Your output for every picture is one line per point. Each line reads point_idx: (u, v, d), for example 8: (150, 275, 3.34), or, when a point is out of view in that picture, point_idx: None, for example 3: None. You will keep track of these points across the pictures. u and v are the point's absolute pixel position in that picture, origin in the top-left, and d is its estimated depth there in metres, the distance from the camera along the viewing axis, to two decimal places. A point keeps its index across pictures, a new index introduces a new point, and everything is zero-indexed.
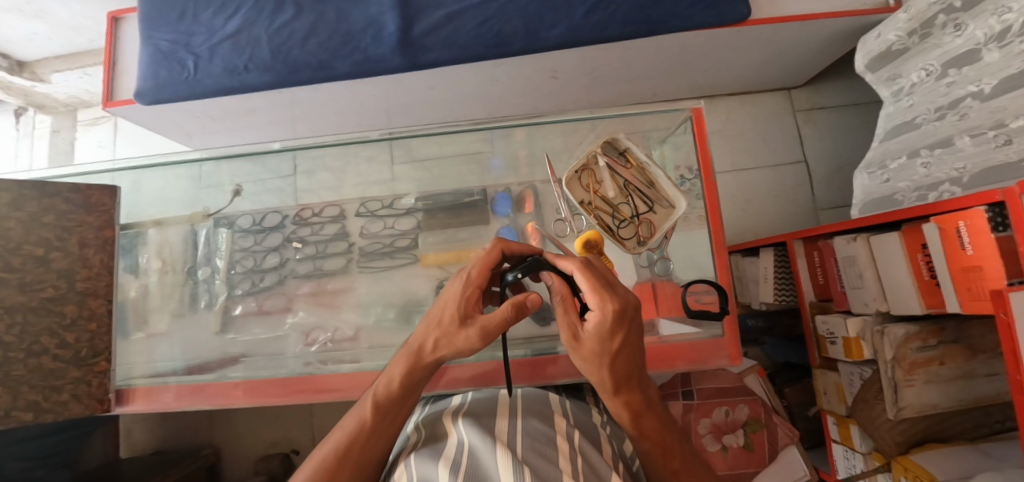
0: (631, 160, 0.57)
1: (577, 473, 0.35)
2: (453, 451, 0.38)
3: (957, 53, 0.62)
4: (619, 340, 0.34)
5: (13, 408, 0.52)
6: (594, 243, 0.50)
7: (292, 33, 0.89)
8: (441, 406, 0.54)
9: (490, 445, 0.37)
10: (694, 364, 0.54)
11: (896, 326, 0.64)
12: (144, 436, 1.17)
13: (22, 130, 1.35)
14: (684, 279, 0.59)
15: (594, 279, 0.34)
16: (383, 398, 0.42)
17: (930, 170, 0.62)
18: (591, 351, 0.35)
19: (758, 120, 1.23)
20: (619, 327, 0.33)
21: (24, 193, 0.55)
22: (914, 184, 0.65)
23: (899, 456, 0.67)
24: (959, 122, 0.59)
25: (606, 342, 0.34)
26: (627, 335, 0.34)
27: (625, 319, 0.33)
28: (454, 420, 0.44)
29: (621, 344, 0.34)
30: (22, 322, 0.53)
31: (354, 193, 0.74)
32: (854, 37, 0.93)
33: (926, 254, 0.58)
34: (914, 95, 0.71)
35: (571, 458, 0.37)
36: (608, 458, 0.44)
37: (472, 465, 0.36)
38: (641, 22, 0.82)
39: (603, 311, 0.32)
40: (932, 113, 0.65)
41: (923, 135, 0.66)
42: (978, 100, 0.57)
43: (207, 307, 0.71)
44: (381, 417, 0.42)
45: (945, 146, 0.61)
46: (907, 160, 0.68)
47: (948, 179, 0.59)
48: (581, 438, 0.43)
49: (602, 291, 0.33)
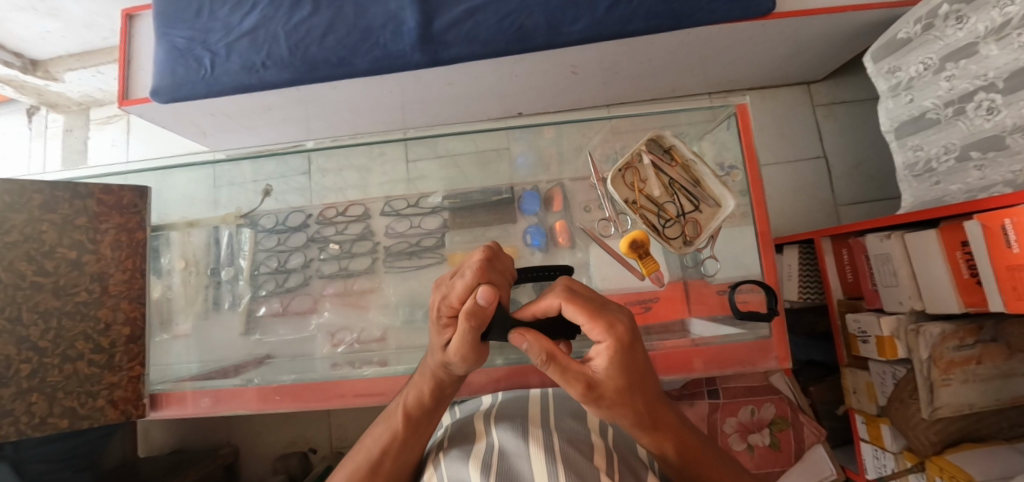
0: (675, 158, 0.55)
1: (612, 472, 0.34)
2: (484, 452, 0.37)
3: (955, 48, 0.62)
4: (637, 359, 0.26)
5: (49, 414, 0.53)
6: (640, 243, 0.49)
7: (310, 29, 0.87)
8: (469, 408, 0.53)
9: (527, 445, 0.36)
10: (743, 367, 0.55)
11: (931, 324, 0.62)
12: (161, 436, 1.17)
13: (35, 130, 1.35)
14: (727, 280, 0.59)
15: (588, 305, 0.25)
16: (413, 410, 0.41)
17: (985, 172, 0.61)
18: (612, 389, 0.27)
19: (777, 114, 1.22)
20: (633, 348, 0.25)
21: (56, 194, 0.54)
22: (966, 186, 0.64)
23: (934, 456, 0.66)
24: (991, 118, 0.58)
25: (625, 373, 0.26)
26: (643, 351, 0.27)
27: (634, 336, 0.26)
28: (486, 422, 0.43)
29: (640, 363, 0.27)
30: (57, 327, 0.54)
31: (379, 192, 0.73)
32: (881, 30, 0.91)
33: (966, 252, 0.56)
34: (917, 92, 0.71)
35: (606, 455, 0.37)
36: (644, 455, 0.43)
37: (508, 470, 0.34)
38: (666, 15, 0.80)
39: (611, 338, 0.24)
40: (944, 108, 0.65)
41: (961, 132, 0.63)
42: (995, 94, 0.57)
43: (230, 308, 0.71)
44: (413, 426, 0.41)
45: (1000, 149, 0.57)
46: (956, 161, 0.65)
47: (1002, 181, 0.57)
48: (616, 438, 0.42)
49: (599, 314, 0.25)
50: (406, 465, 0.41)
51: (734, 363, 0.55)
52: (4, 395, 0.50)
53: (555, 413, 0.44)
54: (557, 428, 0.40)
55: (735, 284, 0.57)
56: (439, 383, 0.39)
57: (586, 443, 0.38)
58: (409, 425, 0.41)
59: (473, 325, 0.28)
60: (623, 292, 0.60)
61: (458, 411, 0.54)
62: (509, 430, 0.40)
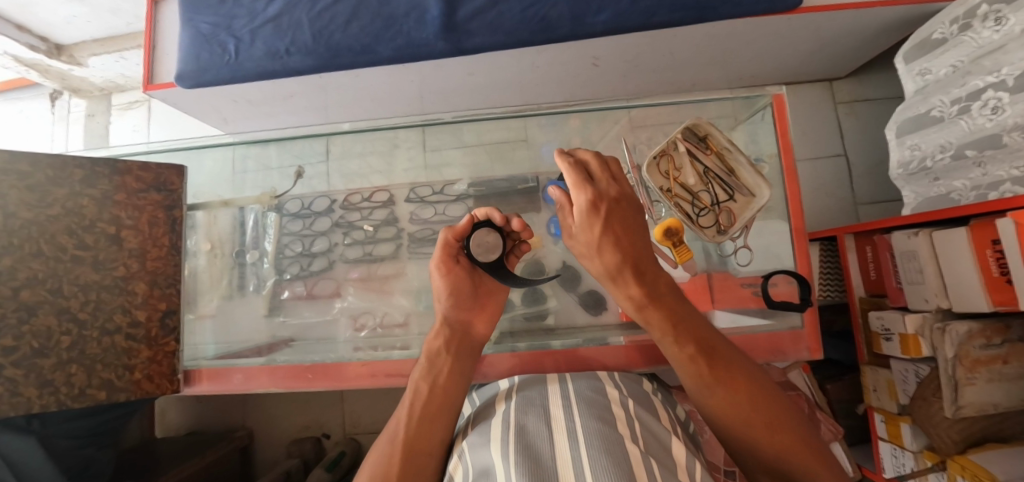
0: (711, 147, 0.57)
1: (637, 439, 0.35)
2: (499, 432, 0.37)
3: (982, 49, 0.60)
4: (599, 221, 0.41)
5: (88, 386, 0.54)
6: (674, 231, 0.52)
7: (333, 17, 0.87)
8: (483, 392, 0.51)
9: (549, 427, 0.37)
10: (773, 356, 0.54)
11: (958, 322, 0.62)
12: (177, 417, 1.19)
13: (57, 115, 1.37)
14: (761, 270, 0.59)
15: (578, 174, 0.42)
16: (418, 381, 0.47)
17: (987, 169, 0.61)
18: (583, 239, 0.43)
19: (798, 111, 1.21)
20: (595, 209, 0.41)
21: (96, 170, 0.56)
22: (971, 182, 0.64)
23: (956, 455, 0.66)
24: (996, 117, 0.57)
25: (587, 227, 0.42)
26: (607, 216, 0.41)
27: (596, 201, 0.41)
28: (507, 401, 0.43)
29: (604, 226, 0.41)
30: (96, 300, 0.55)
31: (404, 178, 0.73)
32: (908, 27, 0.89)
33: (998, 250, 0.55)
34: (932, 91, 0.70)
35: (630, 424, 0.37)
36: (667, 423, 0.42)
37: (523, 443, 0.35)
38: (691, 8, 0.79)
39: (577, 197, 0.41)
40: (950, 106, 0.65)
41: (958, 131, 0.64)
42: (1004, 92, 0.56)
43: (255, 291, 0.71)
44: (419, 400, 0.46)
45: (995, 146, 0.59)
46: (952, 159, 0.66)
47: (1009, 179, 0.57)
48: (636, 405, 0.42)
49: (577, 182, 0.42)
50: (423, 439, 0.43)
51: (763, 354, 0.54)
52: (44, 365, 0.51)
53: (570, 384, 0.44)
54: (575, 395, 0.41)
55: (767, 276, 0.56)
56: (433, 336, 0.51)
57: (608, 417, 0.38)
58: (415, 396, 0.46)
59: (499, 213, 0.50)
60: None
61: (477, 397, 0.51)
62: (535, 404, 0.40)
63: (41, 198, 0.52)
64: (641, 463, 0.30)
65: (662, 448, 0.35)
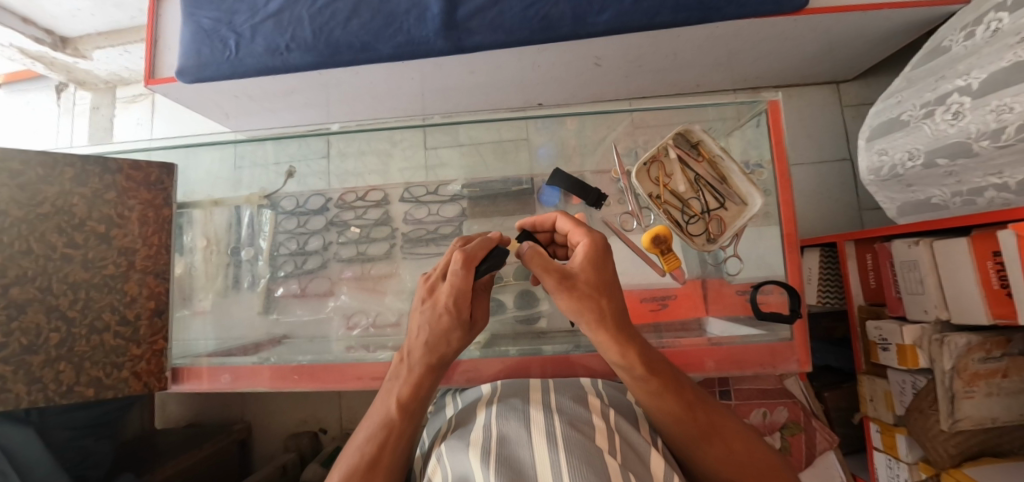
0: (703, 154, 0.58)
1: (615, 452, 0.34)
2: (481, 438, 0.37)
3: (965, 56, 0.59)
4: (611, 270, 0.39)
5: (76, 384, 0.55)
6: (662, 239, 0.53)
7: (334, 13, 0.87)
8: (467, 397, 0.51)
9: (530, 434, 0.36)
10: (764, 368, 0.53)
11: (958, 335, 0.60)
12: (177, 409, 1.21)
13: (63, 107, 1.39)
14: (752, 279, 0.58)
15: (578, 221, 0.43)
16: (409, 403, 0.43)
17: (961, 178, 0.59)
18: (586, 285, 0.37)
19: (803, 114, 1.19)
20: (604, 259, 0.39)
21: (87, 168, 0.56)
22: (948, 190, 0.62)
23: (951, 469, 0.65)
24: (956, 122, 0.57)
25: (599, 274, 0.37)
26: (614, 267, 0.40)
27: (606, 250, 0.39)
28: (488, 406, 0.44)
29: (613, 275, 0.39)
30: (85, 297, 0.55)
31: (399, 178, 0.73)
32: (918, 30, 0.87)
33: (999, 262, 0.54)
34: (907, 94, 0.68)
35: (608, 435, 0.37)
36: (647, 433, 0.42)
37: (505, 453, 0.35)
38: (694, 8, 0.77)
39: (591, 240, 0.39)
40: (918, 110, 0.64)
41: (918, 134, 0.63)
42: (967, 96, 0.56)
43: (250, 288, 0.72)
44: (409, 418, 0.43)
45: (968, 155, 0.56)
46: (922, 167, 0.64)
47: (992, 187, 0.55)
48: (617, 416, 0.42)
49: (582, 227, 0.42)
50: (403, 459, 0.43)
51: (756, 363, 0.53)
52: (33, 362, 0.52)
53: (554, 392, 0.45)
54: (557, 403, 0.41)
55: (758, 284, 0.56)
56: (431, 369, 0.44)
57: (588, 424, 0.38)
58: (406, 417, 0.43)
59: (457, 269, 0.41)
60: (642, 286, 0.59)
61: (461, 401, 0.51)
62: (517, 410, 0.40)
63: (32, 196, 0.53)
64: (619, 477, 0.30)
65: (640, 460, 0.36)
